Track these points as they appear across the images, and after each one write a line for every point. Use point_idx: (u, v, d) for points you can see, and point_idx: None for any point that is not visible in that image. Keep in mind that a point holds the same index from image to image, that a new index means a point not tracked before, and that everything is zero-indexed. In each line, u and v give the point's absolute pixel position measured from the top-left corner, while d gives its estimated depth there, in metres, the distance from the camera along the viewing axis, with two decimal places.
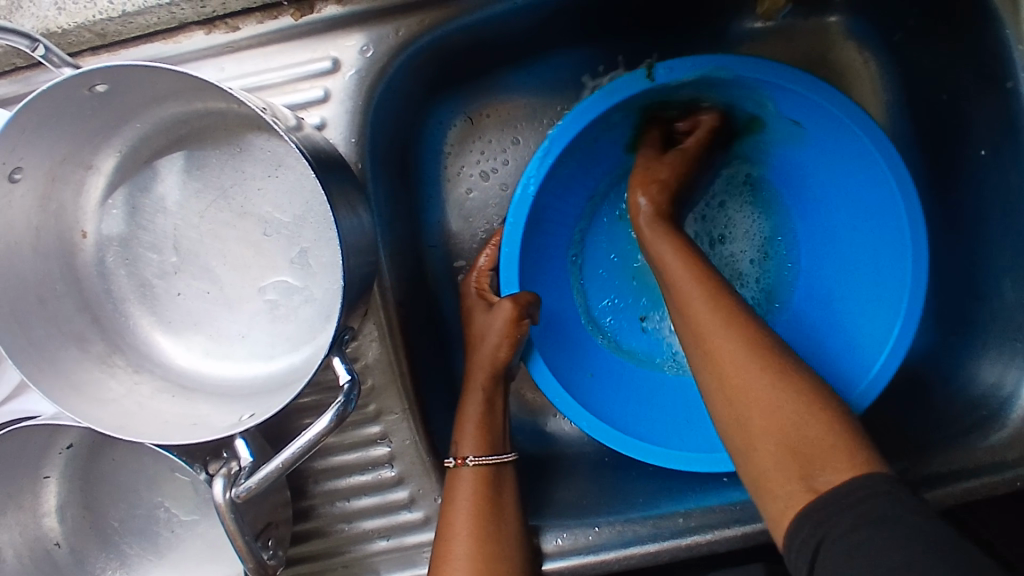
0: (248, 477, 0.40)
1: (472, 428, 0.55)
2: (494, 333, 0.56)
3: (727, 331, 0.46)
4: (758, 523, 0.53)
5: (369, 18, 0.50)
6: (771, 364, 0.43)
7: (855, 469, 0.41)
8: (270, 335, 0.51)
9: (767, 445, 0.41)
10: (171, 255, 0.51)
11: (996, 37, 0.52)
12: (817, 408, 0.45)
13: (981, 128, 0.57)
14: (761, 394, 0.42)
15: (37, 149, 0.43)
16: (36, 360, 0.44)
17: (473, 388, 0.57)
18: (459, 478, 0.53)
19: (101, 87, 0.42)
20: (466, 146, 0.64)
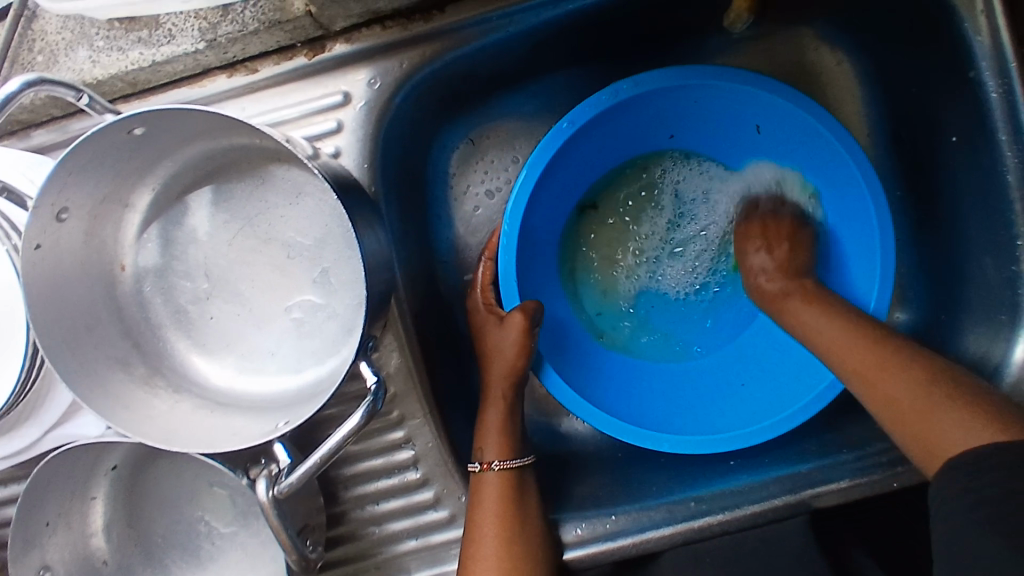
0: (289, 474, 0.44)
1: (494, 439, 0.59)
2: (507, 345, 0.59)
3: (891, 373, 0.49)
4: (765, 503, 0.57)
5: (376, 53, 0.54)
6: (936, 404, 0.46)
7: (955, 436, 0.43)
8: (298, 350, 0.55)
9: (945, 466, 0.44)
10: (203, 282, 0.55)
11: (956, 34, 0.56)
12: (943, 384, 0.47)
13: (951, 119, 0.60)
14: (946, 435, 0.44)
15: (81, 189, 0.47)
16: (88, 383, 0.47)
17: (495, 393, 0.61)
18: (482, 483, 0.56)
19: (139, 130, 0.46)
20: (469, 166, 0.68)
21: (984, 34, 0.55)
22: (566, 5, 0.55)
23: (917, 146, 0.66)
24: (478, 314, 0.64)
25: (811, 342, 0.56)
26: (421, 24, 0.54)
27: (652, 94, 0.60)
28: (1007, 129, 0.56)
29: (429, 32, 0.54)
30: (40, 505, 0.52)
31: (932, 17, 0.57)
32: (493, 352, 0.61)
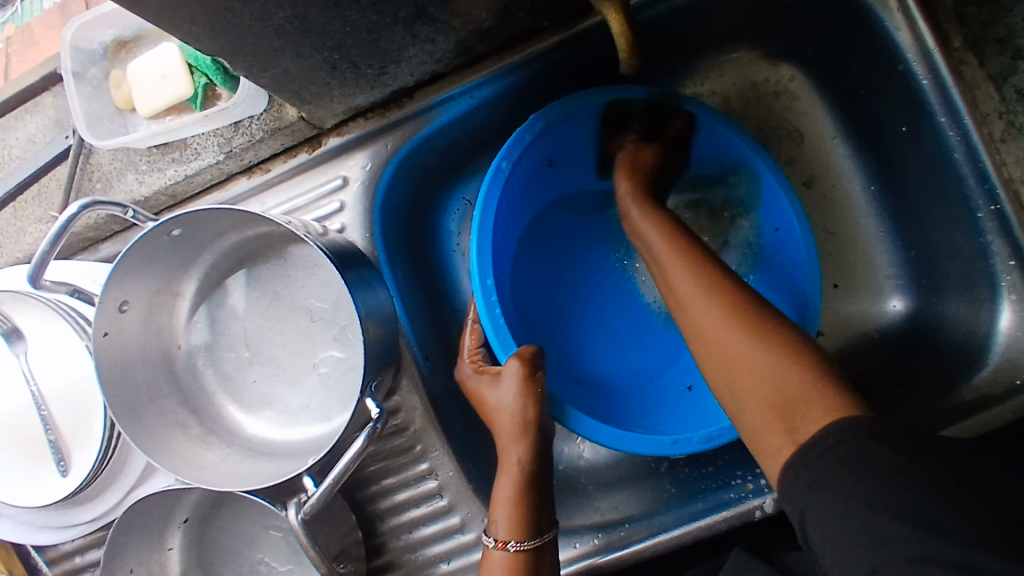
0: (309, 496, 0.52)
1: (503, 509, 0.55)
2: (510, 396, 0.58)
3: (708, 303, 0.51)
4: (745, 508, 0.59)
5: (364, 141, 0.64)
6: (761, 339, 0.46)
7: (759, 378, 0.45)
8: (328, 400, 0.63)
9: (756, 405, 0.45)
10: (245, 350, 0.65)
11: (878, 30, 0.59)
12: (759, 325, 0.47)
13: (896, 109, 0.62)
14: (757, 367, 0.45)
15: (138, 287, 0.58)
16: (153, 444, 0.57)
17: (506, 452, 0.58)
18: (491, 559, 0.54)
19: (176, 231, 0.57)
20: (470, 226, 0.74)
21: (904, 28, 0.58)
22: (517, 72, 0.62)
23: (876, 137, 0.67)
24: (470, 380, 0.62)
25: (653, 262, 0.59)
26: (396, 111, 0.63)
27: (574, 129, 0.65)
28: (943, 111, 0.58)
29: (403, 116, 0.63)
30: (123, 556, 0.61)
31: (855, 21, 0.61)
32: (494, 408, 0.59)
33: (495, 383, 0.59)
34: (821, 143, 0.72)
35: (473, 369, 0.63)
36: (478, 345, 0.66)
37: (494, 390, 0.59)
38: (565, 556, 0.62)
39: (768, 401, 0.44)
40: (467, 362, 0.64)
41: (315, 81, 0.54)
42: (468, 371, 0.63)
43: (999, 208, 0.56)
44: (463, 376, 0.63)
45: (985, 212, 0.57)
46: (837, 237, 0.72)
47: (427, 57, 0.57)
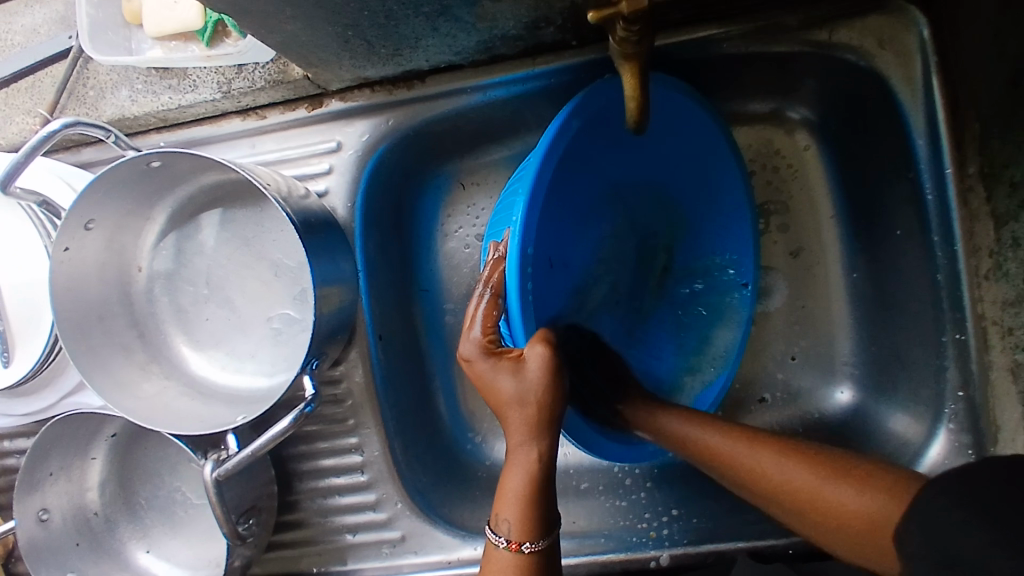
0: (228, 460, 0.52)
1: (511, 507, 0.48)
2: (524, 383, 0.49)
3: (781, 463, 0.51)
4: (642, 556, 0.61)
5: (366, 111, 0.63)
6: (815, 498, 0.49)
7: (860, 510, 0.46)
8: (274, 356, 0.65)
9: (851, 530, 0.46)
10: (203, 288, 0.65)
11: (901, 132, 0.57)
12: (834, 467, 0.49)
13: (896, 213, 0.61)
14: (828, 494, 0.48)
15: (107, 209, 0.57)
16: (92, 365, 0.57)
17: (513, 448, 0.50)
18: (497, 556, 0.48)
19: (156, 162, 0.56)
20: (458, 208, 0.75)
21: (926, 139, 0.56)
22: (537, 81, 0.60)
23: (870, 231, 0.66)
24: (478, 364, 0.51)
25: (701, 458, 0.56)
26: (405, 90, 0.62)
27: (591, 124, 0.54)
28: (939, 230, 0.57)
29: (410, 97, 0.62)
30: (47, 458, 0.62)
31: (880, 115, 0.59)
32: (507, 401, 0.49)
33: (515, 367, 0.49)
34: (818, 219, 0.70)
35: (482, 348, 0.51)
36: (495, 313, 0.52)
37: (516, 379, 0.49)
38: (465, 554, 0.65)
39: (875, 530, 0.45)
40: (470, 339, 0.52)
41: (326, 50, 0.53)
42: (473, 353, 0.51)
43: (965, 339, 0.57)
44: (467, 353, 0.51)
45: (950, 338, 0.58)
46: (808, 312, 0.70)
47: (446, 48, 0.56)
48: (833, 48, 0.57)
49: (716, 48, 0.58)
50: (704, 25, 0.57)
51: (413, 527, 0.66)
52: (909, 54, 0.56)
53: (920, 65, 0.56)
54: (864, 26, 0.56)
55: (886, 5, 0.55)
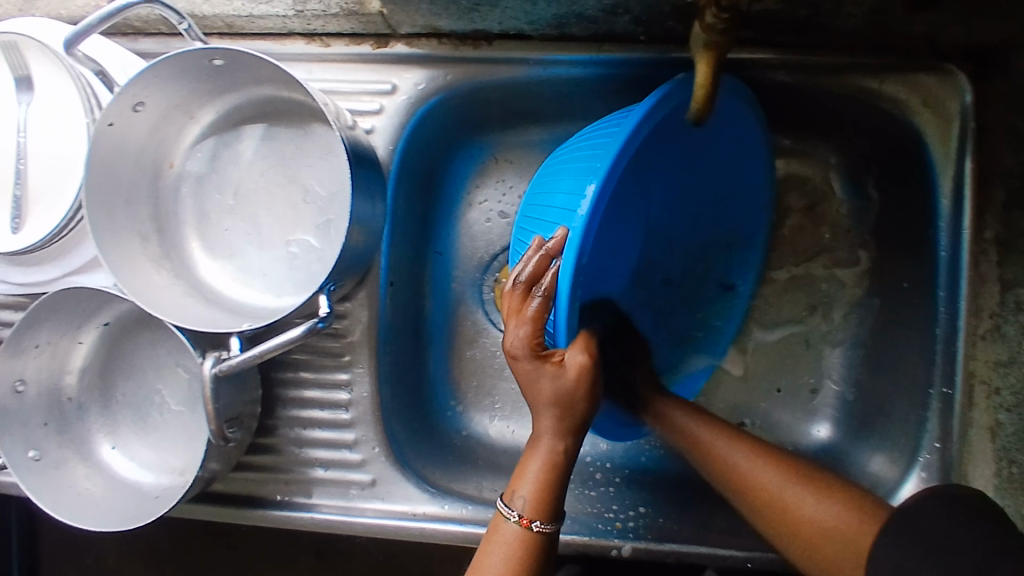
0: (229, 357, 0.53)
1: (530, 485, 0.51)
2: (564, 389, 0.50)
3: (755, 461, 0.55)
4: (607, 543, 0.61)
5: (427, 61, 0.64)
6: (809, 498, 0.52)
7: (831, 523, 0.50)
8: (284, 278, 0.64)
9: (829, 548, 0.50)
10: (230, 198, 0.65)
11: (929, 188, 0.60)
12: (812, 481, 0.53)
13: (907, 266, 0.64)
14: (819, 534, 0.50)
15: (160, 94, 0.57)
16: (109, 242, 0.57)
17: (541, 433, 0.52)
18: (504, 528, 0.50)
19: (219, 61, 0.57)
20: (485, 182, 0.76)
21: (950, 199, 0.59)
22: (599, 68, 0.62)
23: (880, 282, 0.68)
24: (523, 364, 0.49)
25: (695, 451, 0.58)
26: (469, 49, 0.63)
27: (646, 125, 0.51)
28: (946, 286, 0.60)
29: (473, 56, 0.63)
30: (34, 328, 0.60)
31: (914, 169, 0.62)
32: (547, 398, 0.50)
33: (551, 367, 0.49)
34: None
35: (529, 348, 0.49)
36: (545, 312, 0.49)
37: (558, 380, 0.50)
38: (430, 511, 0.65)
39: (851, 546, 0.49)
40: (513, 332, 0.49)
41: None
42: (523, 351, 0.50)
43: (950, 394, 0.59)
44: (513, 348, 0.49)
45: (936, 391, 0.60)
46: (801, 348, 0.72)
47: (522, 14, 0.58)
48: (879, 98, 0.60)
49: (774, 73, 0.61)
50: (767, 47, 0.59)
51: (385, 473, 0.66)
52: (948, 119, 0.58)
53: (957, 130, 0.58)
54: (913, 82, 0.59)
55: (938, 66, 0.58)
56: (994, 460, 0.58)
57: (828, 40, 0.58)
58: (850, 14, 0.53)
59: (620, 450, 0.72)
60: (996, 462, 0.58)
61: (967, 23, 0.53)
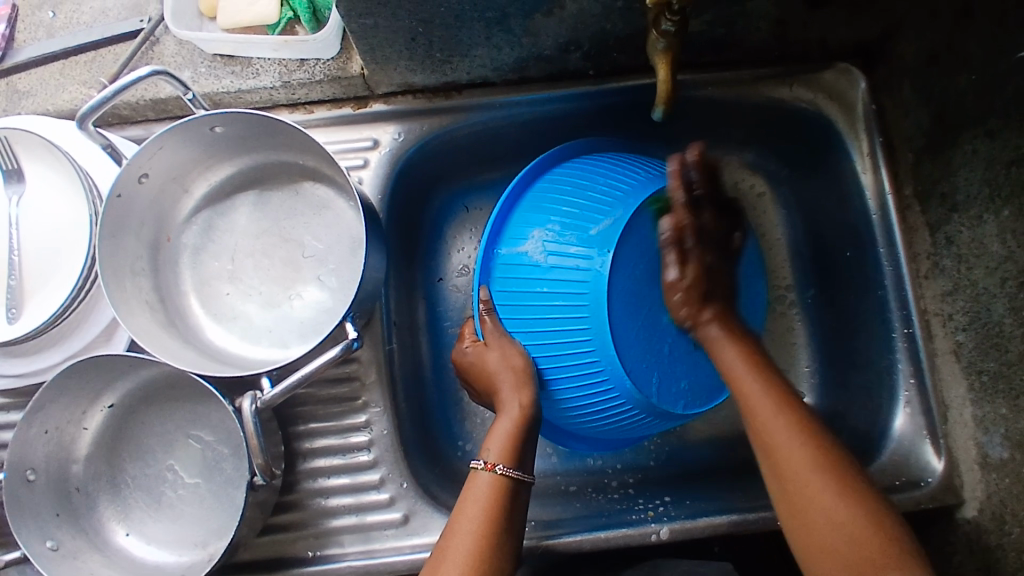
0: (267, 392, 0.54)
1: (499, 443, 0.58)
2: (502, 352, 0.62)
3: (835, 492, 0.49)
4: (644, 530, 0.65)
5: (404, 116, 0.70)
6: (817, 498, 0.49)
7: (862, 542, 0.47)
8: (291, 330, 0.66)
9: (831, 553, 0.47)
10: (228, 263, 0.67)
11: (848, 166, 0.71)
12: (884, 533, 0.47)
13: (846, 236, 0.73)
14: (836, 539, 0.47)
15: (162, 164, 0.62)
16: (122, 306, 0.59)
17: (503, 408, 0.60)
18: (478, 479, 0.56)
19: (219, 129, 0.61)
20: (463, 230, 0.81)
21: (868, 172, 0.71)
22: (557, 103, 0.71)
23: (823, 258, 0.76)
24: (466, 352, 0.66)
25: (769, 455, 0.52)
26: (442, 100, 0.71)
27: None
28: (884, 243, 0.70)
29: (446, 106, 0.70)
30: (44, 411, 0.60)
31: (835, 155, 0.73)
32: (490, 372, 0.62)
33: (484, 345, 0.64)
34: (777, 257, 0.80)
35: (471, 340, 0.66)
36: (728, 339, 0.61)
37: (493, 359, 0.62)
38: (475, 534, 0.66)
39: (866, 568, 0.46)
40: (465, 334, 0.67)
41: (393, 46, 0.62)
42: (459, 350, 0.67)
43: (911, 332, 0.68)
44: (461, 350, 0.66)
45: (900, 334, 0.69)
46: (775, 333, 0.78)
47: (488, 62, 0.66)
48: (795, 98, 0.72)
49: (705, 91, 0.71)
50: (699, 67, 0.70)
51: (415, 507, 0.66)
52: (853, 105, 0.71)
53: (860, 115, 0.71)
54: (819, 81, 0.71)
55: (835, 65, 0.71)
56: (964, 376, 0.64)
57: (746, 54, 0.69)
58: (762, 28, 0.65)
59: (630, 451, 0.77)
60: (967, 378, 0.64)
61: (853, 24, 0.65)
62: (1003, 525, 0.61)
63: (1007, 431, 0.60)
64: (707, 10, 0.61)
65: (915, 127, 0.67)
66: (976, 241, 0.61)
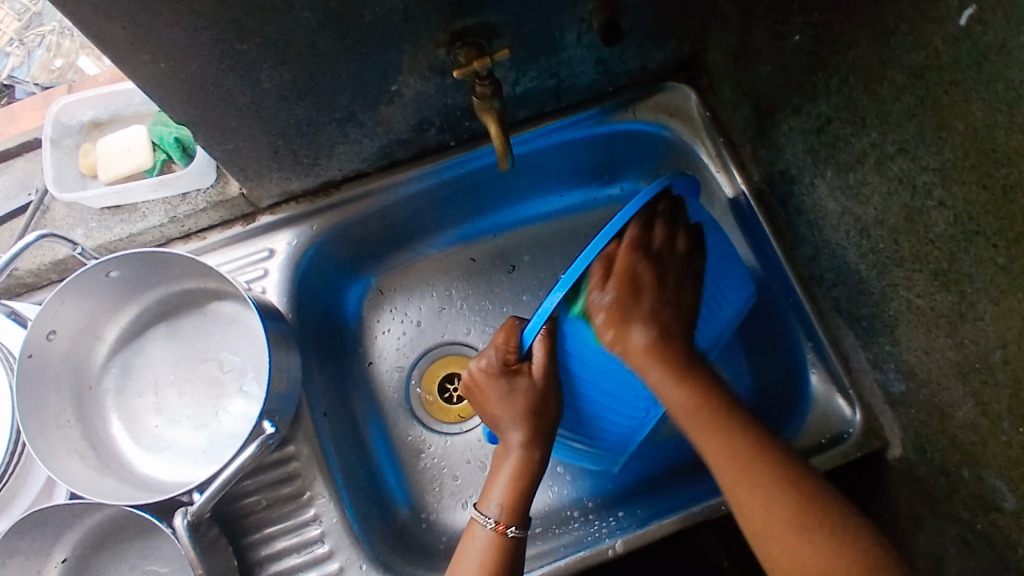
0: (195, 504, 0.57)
1: (502, 494, 0.60)
2: (537, 397, 0.59)
3: (766, 491, 0.54)
4: (600, 548, 0.68)
5: (294, 221, 0.75)
6: (764, 498, 0.53)
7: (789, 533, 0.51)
8: (222, 445, 0.68)
9: (790, 567, 0.50)
10: (152, 396, 0.70)
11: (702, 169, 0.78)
12: (818, 515, 0.51)
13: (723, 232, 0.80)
14: (783, 534, 0.52)
15: (68, 319, 0.65)
16: (52, 459, 0.61)
17: (512, 448, 0.61)
18: (479, 532, 0.60)
19: (115, 273, 0.65)
20: (378, 312, 0.87)
21: (721, 171, 0.78)
22: (432, 177, 0.77)
23: None
24: (494, 381, 0.61)
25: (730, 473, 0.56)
26: (323, 198, 0.76)
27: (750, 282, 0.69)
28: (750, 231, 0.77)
29: (329, 203, 0.76)
30: None
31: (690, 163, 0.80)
32: (516, 410, 0.59)
33: (505, 383, 0.60)
34: None
35: (501, 364, 0.61)
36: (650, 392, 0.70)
37: (529, 396, 0.59)
38: None
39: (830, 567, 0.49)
40: (490, 358, 0.61)
41: (260, 162, 0.67)
42: (498, 362, 0.60)
43: (797, 300, 0.74)
44: (487, 364, 0.61)
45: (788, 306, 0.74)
46: None
47: (355, 156, 0.72)
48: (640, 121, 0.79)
49: (559, 135, 0.78)
50: (545, 116, 0.78)
51: None
52: (690, 115, 0.79)
53: (699, 122, 0.79)
54: (654, 102, 0.78)
55: (666, 85, 0.79)
56: (850, 327, 0.69)
57: (583, 95, 0.77)
58: (585, 69, 0.72)
59: (583, 480, 0.80)
60: (852, 328, 0.69)
61: (662, 50, 0.74)
62: (925, 453, 0.64)
63: (896, 365, 0.64)
64: (530, 67, 0.69)
65: (741, 120, 0.74)
66: (815, 205, 0.67)
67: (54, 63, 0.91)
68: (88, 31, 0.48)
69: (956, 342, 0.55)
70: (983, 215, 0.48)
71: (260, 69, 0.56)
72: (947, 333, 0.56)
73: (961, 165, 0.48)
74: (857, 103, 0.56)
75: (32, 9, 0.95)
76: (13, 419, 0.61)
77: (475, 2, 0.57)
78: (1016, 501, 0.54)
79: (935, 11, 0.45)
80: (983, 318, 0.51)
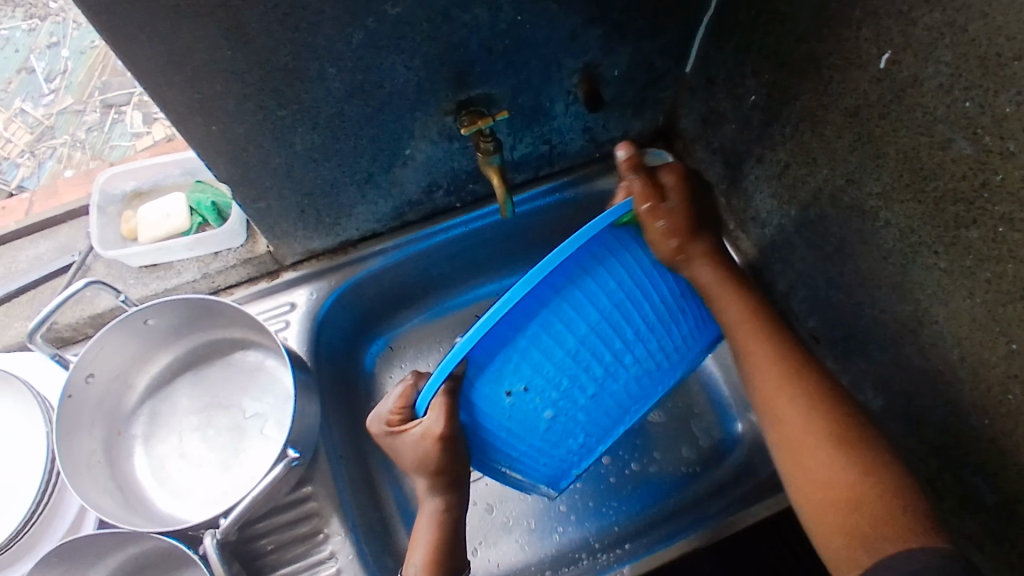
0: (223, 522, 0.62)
1: (421, 555, 0.61)
2: (428, 455, 0.56)
3: (833, 453, 0.53)
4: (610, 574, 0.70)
5: (314, 277, 0.82)
6: (840, 447, 0.53)
7: (847, 486, 0.52)
8: (241, 485, 0.71)
9: (818, 492, 0.53)
10: (176, 442, 0.74)
11: None
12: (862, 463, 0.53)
13: None
14: (838, 484, 0.52)
15: (105, 365, 0.70)
16: (84, 494, 0.64)
17: (423, 505, 0.61)
18: None
19: (151, 321, 0.71)
20: (389, 367, 0.92)
21: None
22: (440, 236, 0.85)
23: None
24: (385, 440, 0.60)
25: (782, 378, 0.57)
26: (341, 255, 0.83)
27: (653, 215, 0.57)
28: None
29: (346, 260, 0.83)
30: None
31: None
32: (408, 465, 0.58)
33: (397, 440, 0.59)
34: None
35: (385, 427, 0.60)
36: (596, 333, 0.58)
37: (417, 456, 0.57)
38: None
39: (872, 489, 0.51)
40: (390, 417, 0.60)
41: (287, 220, 0.75)
42: (384, 427, 0.60)
43: None
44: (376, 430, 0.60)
45: None
46: None
47: (371, 216, 0.81)
48: None
49: (554, 196, 0.87)
50: (540, 180, 0.87)
51: None
52: None
53: None
54: None
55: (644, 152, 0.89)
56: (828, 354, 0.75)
57: (573, 161, 0.87)
58: (573, 137, 0.82)
59: (592, 521, 0.82)
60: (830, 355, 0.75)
61: (639, 120, 0.84)
62: None
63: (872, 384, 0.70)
64: (525, 134, 0.79)
65: (713, 177, 0.83)
66: (785, 244, 0.75)
67: (64, 173, 0.94)
68: (155, 98, 0.57)
69: (920, 349, 0.61)
70: (924, 225, 0.55)
71: (294, 132, 0.65)
72: (911, 340, 0.62)
73: (900, 186, 0.56)
74: (808, 146, 0.65)
75: (43, 122, 0.98)
76: (53, 455, 0.65)
77: (478, 75, 0.67)
78: (995, 494, 0.58)
79: (859, 59, 0.55)
80: (939, 321, 0.58)
